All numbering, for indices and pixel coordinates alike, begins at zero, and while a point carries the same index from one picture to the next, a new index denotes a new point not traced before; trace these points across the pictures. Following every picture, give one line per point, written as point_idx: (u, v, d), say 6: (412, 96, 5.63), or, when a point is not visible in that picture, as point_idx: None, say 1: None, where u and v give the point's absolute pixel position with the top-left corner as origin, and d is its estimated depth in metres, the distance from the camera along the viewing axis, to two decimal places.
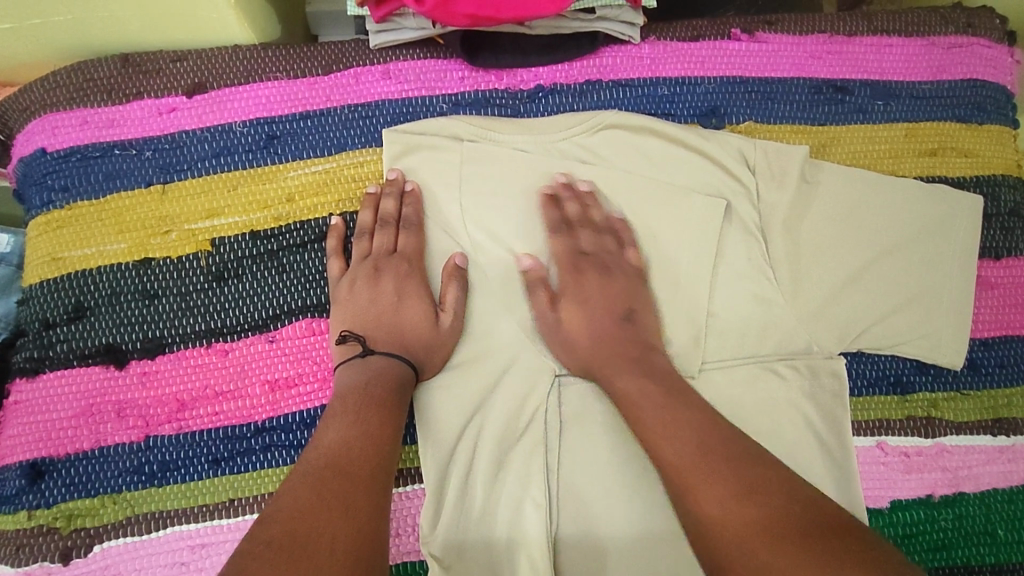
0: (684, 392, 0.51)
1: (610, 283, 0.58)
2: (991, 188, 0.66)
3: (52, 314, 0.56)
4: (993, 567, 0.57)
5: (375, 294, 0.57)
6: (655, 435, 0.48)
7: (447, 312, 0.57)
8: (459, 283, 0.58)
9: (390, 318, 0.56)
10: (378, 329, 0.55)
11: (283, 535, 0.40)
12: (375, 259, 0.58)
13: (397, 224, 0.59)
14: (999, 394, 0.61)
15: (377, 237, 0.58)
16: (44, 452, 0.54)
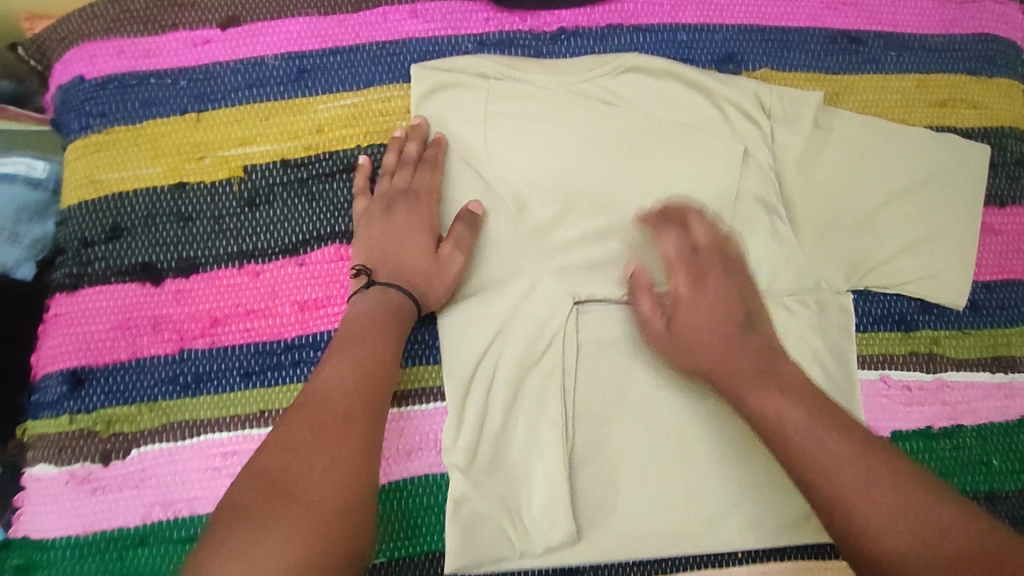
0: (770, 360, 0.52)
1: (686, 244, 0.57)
2: (999, 139, 0.67)
3: (90, 233, 0.58)
4: (986, 494, 0.60)
5: (389, 224, 0.58)
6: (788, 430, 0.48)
7: (448, 244, 0.58)
8: (467, 223, 0.59)
9: (399, 250, 0.57)
10: (392, 258, 0.57)
11: (282, 474, 0.43)
12: (391, 196, 0.59)
13: (415, 164, 0.60)
14: (999, 333, 0.64)
15: (395, 176, 0.60)
16: (83, 361, 0.56)
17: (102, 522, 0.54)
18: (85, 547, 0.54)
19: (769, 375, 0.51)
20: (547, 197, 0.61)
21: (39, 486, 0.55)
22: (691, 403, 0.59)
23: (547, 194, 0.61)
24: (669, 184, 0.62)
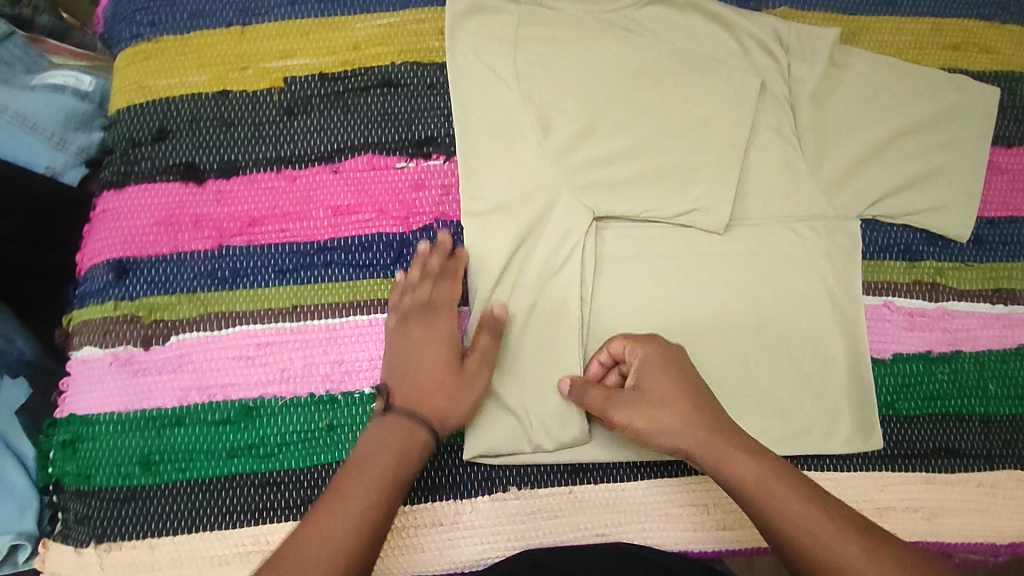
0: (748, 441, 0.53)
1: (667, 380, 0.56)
2: (1009, 82, 0.70)
3: (138, 134, 0.61)
4: (981, 416, 0.63)
5: (406, 337, 0.57)
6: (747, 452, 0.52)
7: (471, 357, 0.56)
8: (490, 333, 0.56)
9: (411, 365, 0.55)
10: (410, 360, 0.56)
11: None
12: (408, 309, 0.57)
13: (434, 277, 0.58)
14: (1001, 266, 0.66)
15: (414, 288, 0.58)
16: (128, 252, 0.59)
17: (142, 402, 0.57)
18: (126, 423, 0.57)
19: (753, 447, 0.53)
20: (570, 116, 0.63)
21: (85, 367, 0.58)
22: (700, 320, 0.62)
23: (570, 114, 0.63)
24: (689, 111, 0.65)
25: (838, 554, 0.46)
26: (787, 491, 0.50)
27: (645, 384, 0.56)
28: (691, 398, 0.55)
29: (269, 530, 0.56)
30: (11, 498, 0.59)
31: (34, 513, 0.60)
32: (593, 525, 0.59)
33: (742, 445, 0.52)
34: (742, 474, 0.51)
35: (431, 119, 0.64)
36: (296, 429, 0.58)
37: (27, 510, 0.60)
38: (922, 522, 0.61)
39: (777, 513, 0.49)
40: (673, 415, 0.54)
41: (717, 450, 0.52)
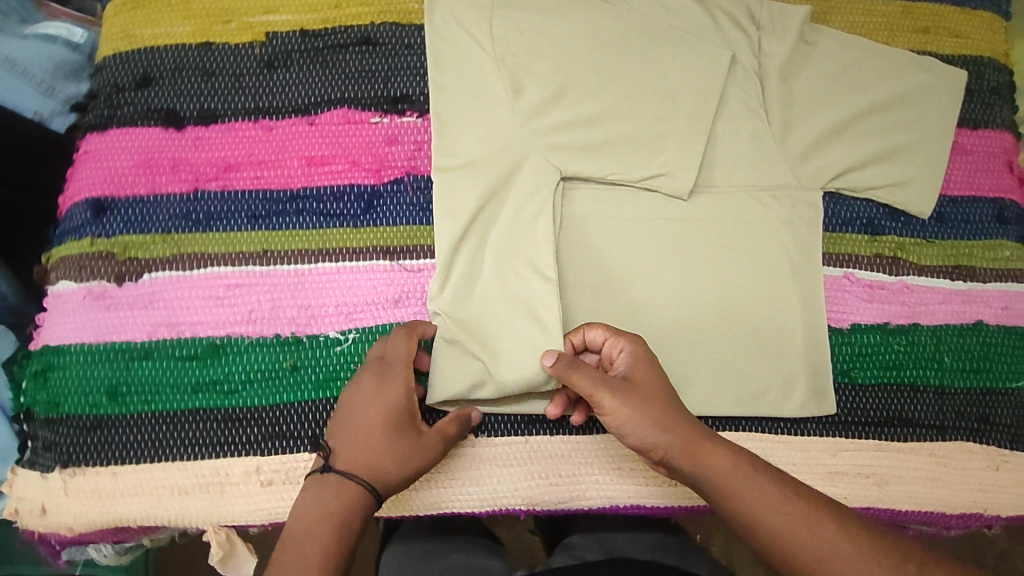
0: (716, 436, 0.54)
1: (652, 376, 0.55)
2: (977, 67, 0.71)
3: (122, 80, 0.63)
4: (936, 388, 0.64)
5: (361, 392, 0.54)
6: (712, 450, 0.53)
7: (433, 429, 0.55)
8: (459, 425, 0.57)
9: (362, 420, 0.53)
10: (359, 415, 0.53)
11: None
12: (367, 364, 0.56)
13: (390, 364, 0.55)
14: (962, 244, 0.67)
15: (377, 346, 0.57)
16: (107, 192, 0.61)
17: (112, 336, 0.59)
18: (95, 355, 0.59)
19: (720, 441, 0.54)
20: (542, 79, 0.65)
21: (59, 301, 0.60)
22: (661, 283, 0.64)
23: (542, 76, 0.65)
24: (659, 81, 0.66)
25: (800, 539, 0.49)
26: (761, 483, 0.51)
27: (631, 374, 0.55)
28: (668, 390, 0.55)
29: (229, 463, 0.58)
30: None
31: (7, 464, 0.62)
32: (547, 474, 0.60)
33: (712, 439, 0.53)
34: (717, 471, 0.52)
35: (407, 78, 0.66)
36: (260, 368, 0.59)
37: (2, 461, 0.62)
38: (873, 488, 0.63)
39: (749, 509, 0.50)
40: (659, 407, 0.53)
41: (694, 447, 0.53)
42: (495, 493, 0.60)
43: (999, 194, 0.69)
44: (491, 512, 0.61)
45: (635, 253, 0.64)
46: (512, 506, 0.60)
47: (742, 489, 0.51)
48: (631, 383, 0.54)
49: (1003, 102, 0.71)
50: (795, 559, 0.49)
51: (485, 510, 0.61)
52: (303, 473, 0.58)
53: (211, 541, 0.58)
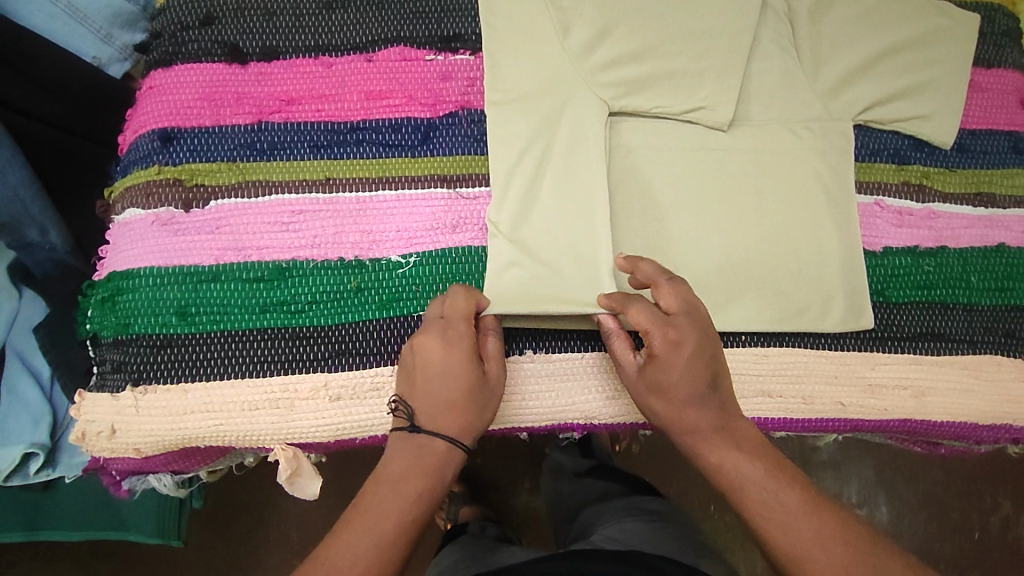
0: (733, 426, 0.55)
1: (678, 379, 0.54)
2: (988, 12, 0.76)
3: (186, 19, 0.66)
4: (964, 305, 0.68)
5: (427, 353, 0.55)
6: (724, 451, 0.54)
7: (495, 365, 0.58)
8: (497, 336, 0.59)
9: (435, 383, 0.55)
10: (433, 381, 0.55)
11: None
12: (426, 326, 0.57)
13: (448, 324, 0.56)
14: (982, 173, 0.72)
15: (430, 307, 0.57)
16: (173, 123, 0.64)
17: (181, 259, 0.61)
18: (164, 278, 0.60)
19: (731, 434, 0.55)
20: (587, 17, 0.67)
21: (127, 229, 0.62)
22: (705, 211, 0.67)
23: (587, 15, 0.67)
24: (698, 20, 0.69)
25: (801, 535, 0.50)
26: (768, 485, 0.52)
27: (657, 377, 0.55)
28: (698, 389, 0.54)
29: (298, 379, 0.60)
30: (27, 411, 0.74)
31: (45, 427, 0.74)
32: (603, 389, 0.63)
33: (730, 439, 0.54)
34: (719, 464, 0.54)
35: (458, 19, 0.69)
36: (326, 289, 0.61)
37: (39, 423, 0.74)
38: (910, 400, 0.66)
39: (754, 508, 0.52)
40: (677, 405, 0.55)
41: (700, 441, 0.55)
42: (553, 408, 0.62)
43: (1013, 128, 0.73)
44: (549, 427, 0.64)
45: (680, 182, 0.67)
46: (568, 421, 0.63)
47: (756, 501, 0.52)
48: (656, 383, 0.55)
49: (1013, 43, 0.76)
50: (785, 554, 0.50)
51: (543, 425, 0.63)
52: (369, 387, 0.60)
53: (279, 459, 0.60)
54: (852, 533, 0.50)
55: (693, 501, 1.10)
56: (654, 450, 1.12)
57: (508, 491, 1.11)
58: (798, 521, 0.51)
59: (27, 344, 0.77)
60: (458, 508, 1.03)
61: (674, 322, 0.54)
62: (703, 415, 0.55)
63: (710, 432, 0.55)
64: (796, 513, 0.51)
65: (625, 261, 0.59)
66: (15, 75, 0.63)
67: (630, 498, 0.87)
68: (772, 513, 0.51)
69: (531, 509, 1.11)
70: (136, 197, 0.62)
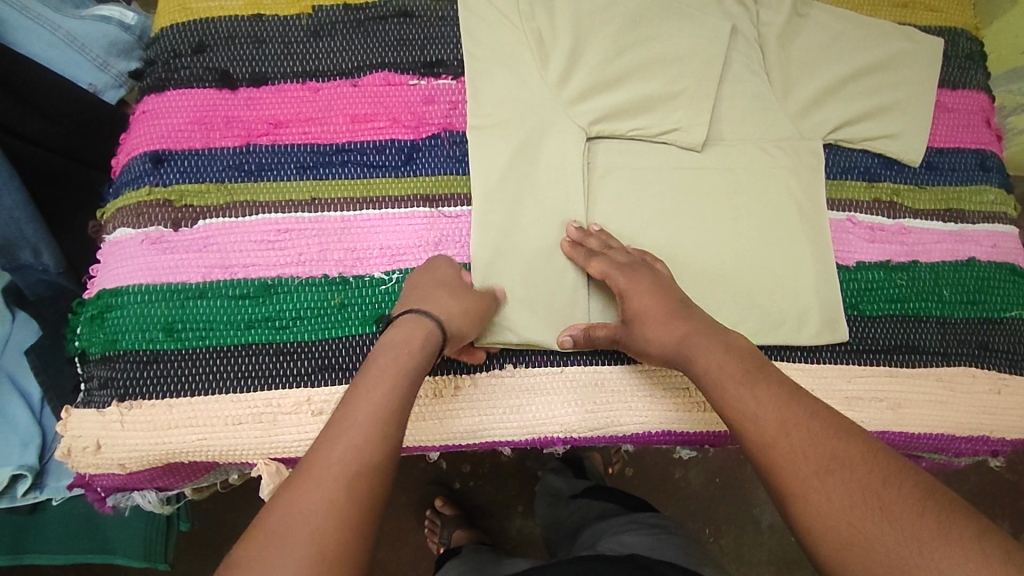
0: (761, 369, 0.54)
1: (648, 294, 0.59)
2: (951, 37, 0.79)
3: (180, 47, 0.69)
4: (937, 318, 0.69)
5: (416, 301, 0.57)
6: (743, 393, 0.52)
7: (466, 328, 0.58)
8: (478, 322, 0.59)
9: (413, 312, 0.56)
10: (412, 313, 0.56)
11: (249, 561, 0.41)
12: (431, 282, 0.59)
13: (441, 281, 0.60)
14: (950, 190, 0.74)
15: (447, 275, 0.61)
16: (164, 145, 0.66)
17: (168, 277, 0.62)
18: (152, 295, 0.62)
19: (757, 376, 0.53)
20: (564, 43, 0.69)
21: (117, 247, 0.64)
22: (681, 226, 0.69)
23: (563, 42, 0.70)
24: (669, 45, 0.72)
25: (816, 486, 0.45)
26: (793, 429, 0.48)
27: (631, 309, 0.59)
28: (669, 305, 0.58)
29: (281, 394, 0.60)
30: (17, 434, 0.75)
31: (34, 449, 0.75)
32: (583, 403, 0.63)
33: (755, 382, 0.52)
34: (746, 405, 0.51)
35: (441, 45, 0.71)
36: (309, 305, 0.63)
37: (28, 446, 0.75)
38: (888, 412, 0.66)
39: (774, 452, 0.48)
40: (661, 335, 0.57)
41: (720, 379, 0.53)
42: (534, 420, 0.63)
43: (980, 146, 0.76)
44: (530, 441, 0.64)
45: (658, 198, 0.69)
46: (550, 434, 0.63)
47: (731, 391, 0.52)
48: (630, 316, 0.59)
49: (977, 66, 0.79)
50: (804, 506, 0.45)
51: (524, 439, 0.63)
52: None
53: (261, 473, 0.59)
54: (870, 486, 0.44)
55: (684, 517, 1.10)
56: (644, 468, 1.12)
57: (500, 510, 1.11)
58: (768, 406, 0.50)
59: (20, 367, 0.78)
60: (452, 531, 1.02)
61: (628, 263, 0.61)
62: (708, 362, 0.54)
63: (713, 359, 0.54)
64: (770, 402, 0.51)
65: (569, 249, 0.65)
66: (16, 100, 0.65)
67: (633, 514, 0.87)
68: (749, 402, 0.51)
69: (524, 531, 1.10)
70: (129, 217, 0.64)
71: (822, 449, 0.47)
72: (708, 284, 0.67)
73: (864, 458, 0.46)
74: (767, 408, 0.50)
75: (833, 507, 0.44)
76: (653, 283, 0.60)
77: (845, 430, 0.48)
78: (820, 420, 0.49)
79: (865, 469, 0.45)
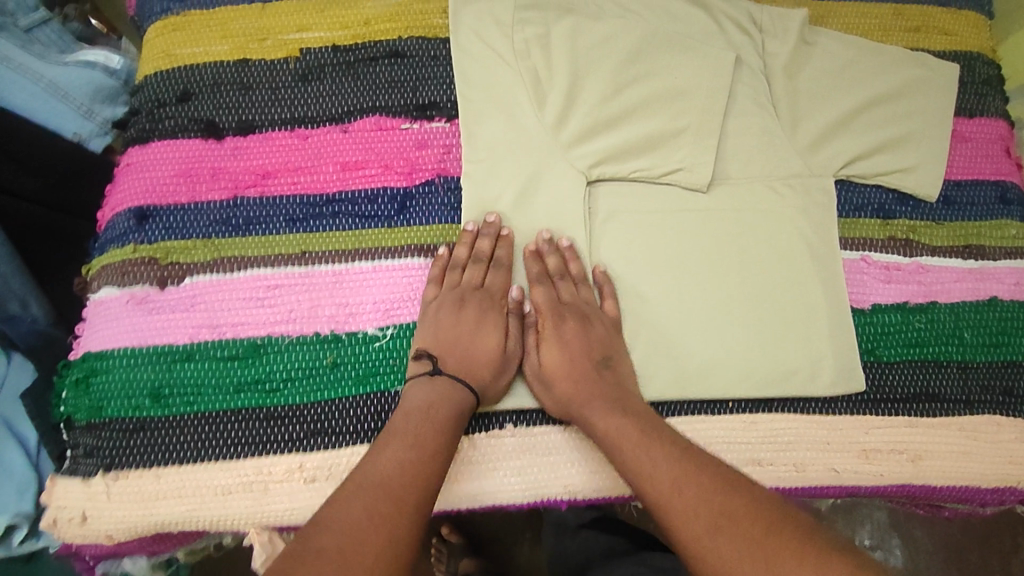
0: (719, 471, 0.51)
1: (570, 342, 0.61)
2: (967, 61, 0.76)
3: (165, 96, 0.67)
4: (958, 363, 0.66)
5: (459, 316, 0.61)
6: (685, 509, 0.48)
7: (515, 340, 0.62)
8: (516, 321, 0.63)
9: (462, 346, 0.60)
10: (461, 346, 0.60)
11: None
12: (462, 291, 0.62)
13: (488, 263, 0.63)
14: (969, 225, 0.70)
15: (468, 271, 0.63)
16: (149, 200, 0.64)
17: (155, 339, 0.60)
18: (137, 357, 0.60)
19: (707, 485, 0.49)
20: (560, 83, 0.67)
21: (102, 307, 0.61)
22: (685, 271, 0.66)
23: (559, 82, 0.67)
24: (669, 81, 0.69)
25: None
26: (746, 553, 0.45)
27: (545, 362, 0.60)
28: (586, 368, 0.59)
29: (271, 461, 0.58)
30: (11, 481, 0.68)
31: (30, 496, 0.68)
32: (588, 462, 0.61)
33: (702, 494, 0.49)
34: (690, 526, 0.47)
35: (434, 86, 0.69)
36: (301, 365, 0.60)
37: (24, 493, 0.68)
38: (908, 465, 0.63)
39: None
40: (603, 425, 0.56)
41: (659, 495, 0.50)
42: (535, 483, 0.60)
43: (1000, 177, 0.72)
44: (533, 504, 0.61)
45: (661, 244, 0.66)
46: (553, 496, 0.60)
47: (630, 455, 0.53)
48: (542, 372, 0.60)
49: (995, 92, 0.75)
50: None
51: (526, 502, 0.61)
52: (345, 466, 0.58)
53: (253, 542, 0.58)
54: None
55: None
56: None
57: (508, 538, 1.01)
58: (661, 464, 0.51)
59: (16, 412, 0.71)
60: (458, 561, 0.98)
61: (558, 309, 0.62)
62: (647, 469, 0.52)
63: (654, 465, 0.51)
64: (665, 461, 0.51)
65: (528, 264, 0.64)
66: (12, 163, 0.66)
67: (641, 553, 0.83)
68: (643, 460, 0.52)
69: (534, 562, 0.99)
70: (115, 276, 0.62)
71: (711, 505, 0.48)
72: (714, 334, 0.64)
73: (749, 510, 0.47)
74: (714, 529, 0.47)
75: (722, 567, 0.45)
76: (563, 341, 0.61)
77: (732, 482, 0.50)
78: (785, 535, 0.45)
79: (786, 544, 0.44)
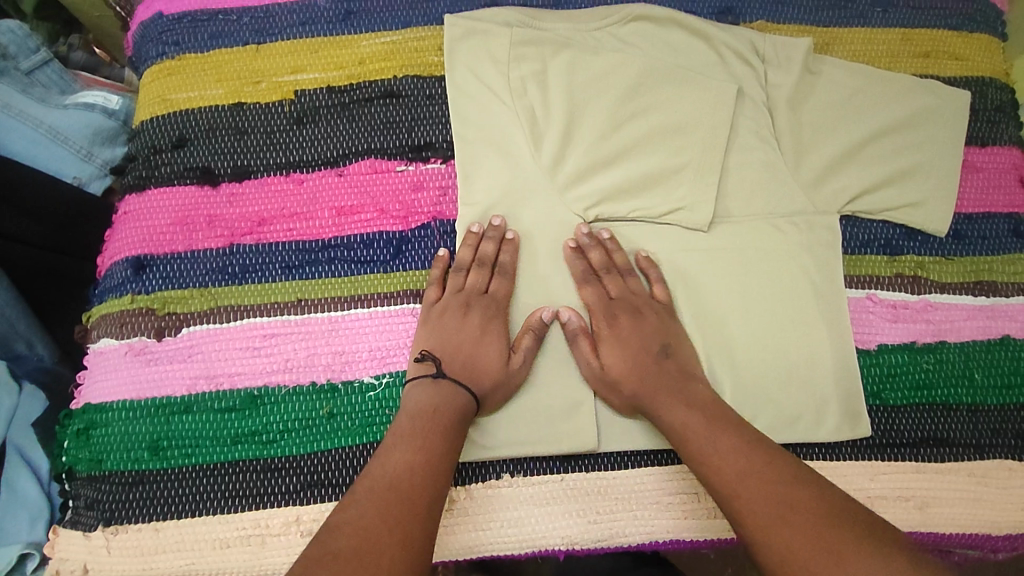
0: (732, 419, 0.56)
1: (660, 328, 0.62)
2: (979, 87, 0.73)
3: (160, 142, 0.67)
4: (969, 406, 0.64)
5: (463, 322, 0.61)
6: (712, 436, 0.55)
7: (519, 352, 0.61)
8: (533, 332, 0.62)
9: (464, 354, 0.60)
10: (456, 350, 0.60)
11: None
12: (467, 296, 0.62)
13: (492, 265, 0.63)
14: (981, 260, 0.68)
15: (473, 274, 0.63)
16: (146, 250, 0.64)
17: (153, 391, 0.60)
18: (136, 410, 0.60)
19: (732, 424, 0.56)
20: (558, 120, 0.66)
21: (101, 358, 0.62)
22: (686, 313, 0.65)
23: (557, 118, 0.66)
24: (670, 115, 0.68)
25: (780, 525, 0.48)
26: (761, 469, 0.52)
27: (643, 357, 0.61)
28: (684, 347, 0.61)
29: (269, 514, 0.58)
30: (24, 509, 0.64)
31: (43, 524, 0.64)
32: (585, 512, 0.60)
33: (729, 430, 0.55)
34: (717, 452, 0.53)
35: (430, 126, 0.68)
36: (298, 416, 0.60)
37: (36, 521, 0.64)
38: (914, 512, 0.62)
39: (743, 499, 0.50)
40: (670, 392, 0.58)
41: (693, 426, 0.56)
42: (533, 534, 0.59)
43: (1012, 209, 0.70)
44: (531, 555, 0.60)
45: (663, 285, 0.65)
46: (550, 547, 0.60)
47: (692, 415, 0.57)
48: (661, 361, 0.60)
49: (1007, 119, 0.73)
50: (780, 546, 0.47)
51: (524, 553, 0.60)
52: None
53: None
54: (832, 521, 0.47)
55: None
56: None
57: None
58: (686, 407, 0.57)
59: (30, 439, 0.67)
60: None
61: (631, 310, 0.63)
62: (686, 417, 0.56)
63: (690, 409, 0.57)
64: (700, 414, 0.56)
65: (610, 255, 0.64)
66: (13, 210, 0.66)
67: None
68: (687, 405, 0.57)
69: None
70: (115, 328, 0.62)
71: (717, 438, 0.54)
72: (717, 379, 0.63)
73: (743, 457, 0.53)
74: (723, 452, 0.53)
75: (801, 550, 0.46)
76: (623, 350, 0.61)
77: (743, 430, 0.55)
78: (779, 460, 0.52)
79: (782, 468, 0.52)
